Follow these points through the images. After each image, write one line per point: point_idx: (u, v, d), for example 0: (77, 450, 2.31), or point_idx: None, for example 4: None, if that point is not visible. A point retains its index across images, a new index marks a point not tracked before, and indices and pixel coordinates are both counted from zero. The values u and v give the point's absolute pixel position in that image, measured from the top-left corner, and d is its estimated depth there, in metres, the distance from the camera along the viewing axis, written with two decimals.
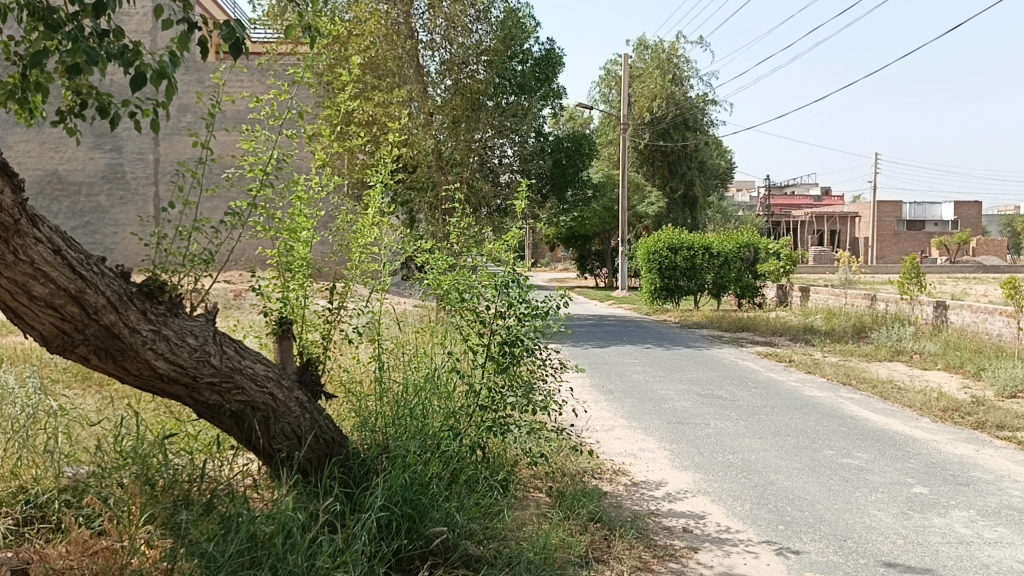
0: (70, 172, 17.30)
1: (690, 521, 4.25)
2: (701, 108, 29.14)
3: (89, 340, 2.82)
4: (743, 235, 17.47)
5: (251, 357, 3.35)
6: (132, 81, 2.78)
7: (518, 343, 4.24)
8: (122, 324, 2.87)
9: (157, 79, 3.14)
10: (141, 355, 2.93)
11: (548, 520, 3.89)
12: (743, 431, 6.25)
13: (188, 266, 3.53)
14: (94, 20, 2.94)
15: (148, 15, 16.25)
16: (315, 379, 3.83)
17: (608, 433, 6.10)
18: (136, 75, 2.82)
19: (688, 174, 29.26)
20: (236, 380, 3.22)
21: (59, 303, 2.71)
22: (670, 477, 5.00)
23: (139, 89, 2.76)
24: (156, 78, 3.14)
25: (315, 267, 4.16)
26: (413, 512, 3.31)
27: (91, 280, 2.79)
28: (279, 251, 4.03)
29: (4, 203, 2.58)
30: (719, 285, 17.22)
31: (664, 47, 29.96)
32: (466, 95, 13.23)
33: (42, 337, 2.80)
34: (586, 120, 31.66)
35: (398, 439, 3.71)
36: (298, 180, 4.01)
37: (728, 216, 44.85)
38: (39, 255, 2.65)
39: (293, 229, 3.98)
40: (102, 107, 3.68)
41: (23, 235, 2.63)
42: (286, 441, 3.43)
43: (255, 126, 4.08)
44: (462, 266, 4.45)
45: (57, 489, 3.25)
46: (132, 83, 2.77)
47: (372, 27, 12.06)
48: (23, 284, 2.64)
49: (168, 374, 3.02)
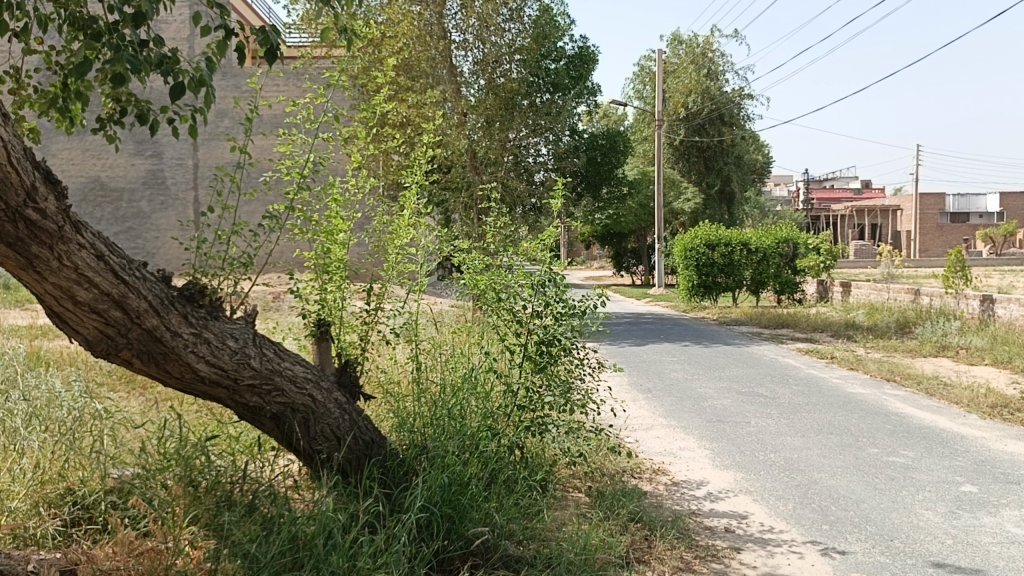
0: (112, 179, 17.68)
1: (732, 520, 4.19)
2: (737, 102, 28.87)
3: (131, 344, 2.86)
4: (781, 230, 17.23)
5: (290, 358, 3.38)
6: (173, 89, 2.81)
7: (555, 342, 4.22)
8: (164, 328, 2.91)
9: (197, 88, 3.09)
10: (183, 358, 2.97)
11: (588, 520, 3.87)
12: (784, 429, 6.16)
13: (228, 270, 3.56)
14: (133, 30, 2.93)
15: (186, 22, 16.59)
16: (353, 380, 3.86)
17: (647, 432, 6.06)
18: (176, 83, 2.84)
19: (725, 169, 28.99)
20: (276, 381, 3.25)
21: (102, 308, 2.75)
22: (710, 477, 4.95)
23: (179, 98, 2.78)
24: (196, 86, 3.08)
25: (352, 268, 4.17)
26: (453, 512, 3.30)
27: (133, 285, 2.83)
28: (316, 253, 4.04)
29: (49, 210, 2.61)
30: (757, 281, 17.01)
31: (698, 42, 29.72)
32: (500, 94, 13.18)
33: (87, 341, 2.84)
34: (620, 117, 31.57)
35: (436, 440, 3.72)
36: (334, 183, 4.03)
37: (765, 211, 44.34)
38: (82, 261, 2.68)
39: (329, 231, 4.00)
40: (141, 114, 3.72)
41: (67, 241, 2.66)
42: (326, 442, 3.45)
43: (292, 130, 4.10)
44: (498, 266, 4.44)
45: (103, 490, 3.32)
46: (173, 92, 2.79)
47: (405, 28, 12.10)
48: (67, 289, 2.68)
49: (209, 376, 3.06)
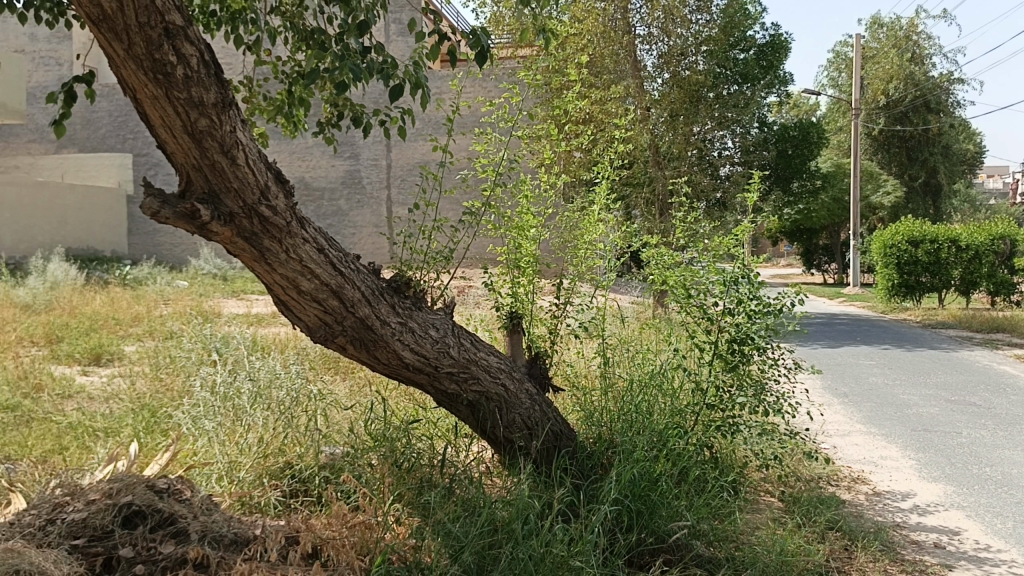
0: (315, 179, 19.03)
1: (942, 536, 3.90)
2: (946, 88, 26.72)
3: (346, 331, 3.08)
4: (998, 225, 15.77)
5: (485, 349, 3.51)
6: (392, 92, 2.97)
7: (748, 341, 4.09)
8: (375, 317, 3.12)
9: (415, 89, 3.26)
10: (391, 346, 3.17)
11: (782, 525, 3.73)
12: (1002, 442, 5.64)
13: (430, 264, 3.74)
14: (357, 37, 3.11)
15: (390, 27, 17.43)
16: (543, 372, 3.94)
17: (845, 438, 5.76)
18: (395, 87, 3.01)
19: (930, 160, 26.89)
20: (473, 370, 3.39)
21: (322, 297, 2.99)
22: (916, 489, 4.63)
23: (398, 100, 2.94)
24: (414, 88, 3.26)
25: (542, 263, 4.25)
26: (644, 507, 3.31)
27: (349, 277, 3.04)
28: (508, 248, 4.17)
29: (279, 207, 2.85)
30: (968, 281, 15.68)
31: (902, 24, 27.78)
32: (685, 87, 12.89)
33: (307, 328, 3.09)
34: (812, 107, 30.11)
35: (625, 435, 3.73)
36: (526, 180, 4.13)
37: (976, 206, 40.74)
38: (306, 254, 2.92)
39: (521, 226, 4.11)
40: (355, 117, 3.97)
41: (293, 235, 2.89)
42: (519, 431, 3.55)
43: (488, 128, 4.23)
44: (687, 262, 4.38)
45: (317, 466, 3.61)
46: (391, 94, 2.96)
47: (590, 25, 12.15)
48: (293, 280, 2.93)
49: (412, 364, 3.24)
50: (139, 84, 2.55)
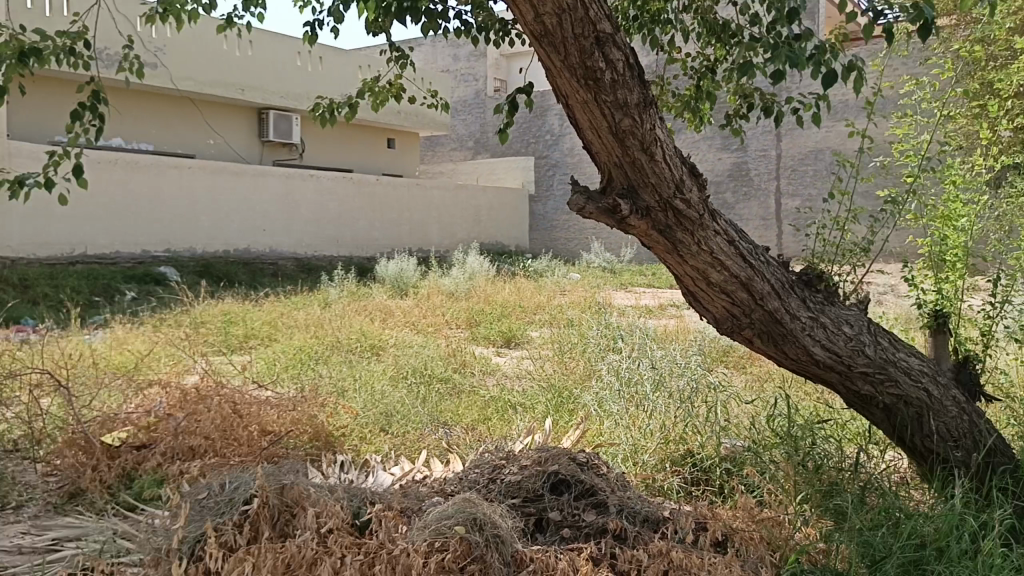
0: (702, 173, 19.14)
1: None
2: None
3: (754, 324, 3.08)
4: None
5: (905, 350, 3.24)
6: (823, 79, 2.94)
7: None
8: (784, 311, 3.07)
9: (847, 74, 3.42)
10: (800, 341, 3.09)
11: None
12: None
13: (844, 257, 3.60)
14: (790, 29, 3.13)
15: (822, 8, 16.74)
16: (974, 379, 3.52)
17: None
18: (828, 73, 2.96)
19: None
20: (891, 372, 3.16)
21: (730, 290, 3.01)
22: None
23: (830, 87, 2.90)
24: (846, 72, 3.39)
25: (973, 257, 3.87)
26: None
27: (758, 269, 3.02)
28: (930, 240, 3.84)
29: (693, 199, 2.92)
30: None
31: None
32: None
33: (715, 319, 3.14)
34: None
35: None
36: (955, 164, 3.75)
37: None
38: (717, 246, 2.96)
39: (947, 216, 3.73)
40: (769, 107, 4.05)
41: (705, 227, 2.95)
42: (943, 443, 3.23)
43: (911, 111, 3.94)
44: None
45: (718, 457, 3.67)
46: (823, 81, 2.93)
47: None
48: (703, 271, 2.99)
49: (823, 361, 3.13)
50: (572, 90, 2.78)
